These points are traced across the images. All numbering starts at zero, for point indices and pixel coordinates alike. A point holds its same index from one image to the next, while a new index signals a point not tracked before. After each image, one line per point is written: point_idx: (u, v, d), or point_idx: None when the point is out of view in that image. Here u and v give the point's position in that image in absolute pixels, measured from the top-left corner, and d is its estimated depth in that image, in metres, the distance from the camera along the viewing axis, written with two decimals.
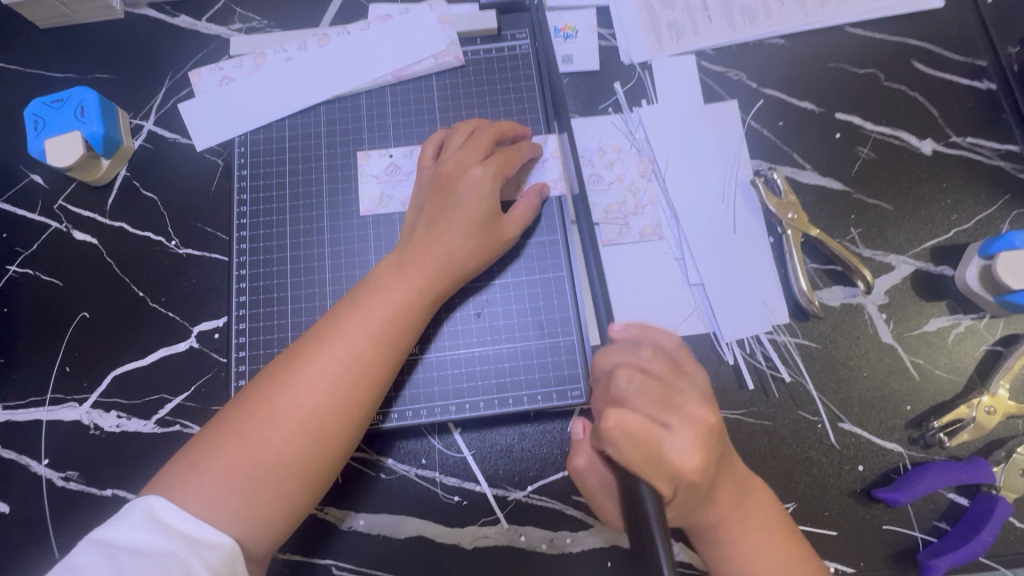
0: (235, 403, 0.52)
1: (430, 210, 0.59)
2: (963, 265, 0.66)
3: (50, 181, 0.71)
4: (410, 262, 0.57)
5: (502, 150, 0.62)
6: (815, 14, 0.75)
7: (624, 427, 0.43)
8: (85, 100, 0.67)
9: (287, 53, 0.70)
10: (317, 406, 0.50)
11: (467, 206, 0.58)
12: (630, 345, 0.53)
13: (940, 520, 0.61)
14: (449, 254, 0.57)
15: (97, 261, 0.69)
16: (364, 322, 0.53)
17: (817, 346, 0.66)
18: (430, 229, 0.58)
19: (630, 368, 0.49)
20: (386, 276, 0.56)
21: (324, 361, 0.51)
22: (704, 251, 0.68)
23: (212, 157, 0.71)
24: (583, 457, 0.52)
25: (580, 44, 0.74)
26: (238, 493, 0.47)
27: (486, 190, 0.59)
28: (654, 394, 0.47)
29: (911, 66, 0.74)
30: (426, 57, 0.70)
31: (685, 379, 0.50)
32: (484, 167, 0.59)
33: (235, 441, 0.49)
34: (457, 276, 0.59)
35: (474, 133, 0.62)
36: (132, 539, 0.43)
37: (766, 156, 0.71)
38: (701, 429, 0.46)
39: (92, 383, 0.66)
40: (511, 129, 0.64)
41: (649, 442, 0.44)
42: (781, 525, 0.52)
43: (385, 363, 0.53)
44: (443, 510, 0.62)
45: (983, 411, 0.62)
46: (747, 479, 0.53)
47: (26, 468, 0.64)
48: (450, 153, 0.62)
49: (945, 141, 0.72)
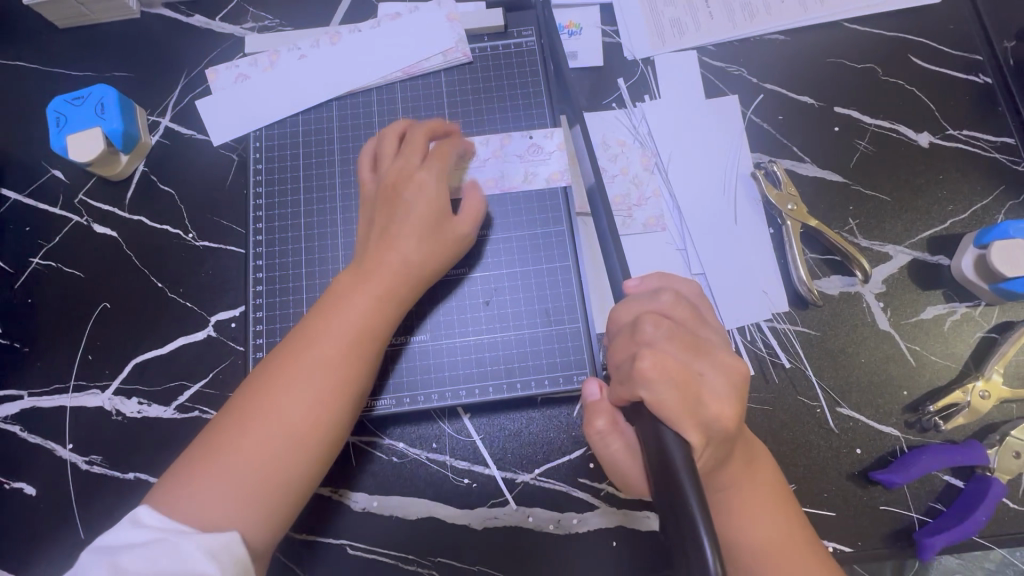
0: (210, 427, 0.51)
1: (380, 219, 0.60)
2: (959, 254, 0.68)
3: (70, 176, 0.73)
4: (370, 266, 0.57)
5: (435, 148, 0.62)
6: (815, 10, 0.77)
7: (661, 367, 0.46)
8: (105, 97, 0.69)
9: (300, 50, 0.72)
10: (302, 405, 0.51)
11: (419, 211, 0.59)
12: (650, 292, 0.53)
13: (936, 502, 0.63)
14: (405, 259, 0.57)
15: (117, 254, 0.71)
16: (333, 331, 0.53)
17: (816, 334, 0.67)
18: (383, 239, 0.58)
19: (655, 314, 0.50)
20: (351, 281, 0.57)
21: (300, 370, 0.52)
22: (706, 242, 0.70)
23: (228, 153, 0.73)
24: (604, 418, 0.53)
25: (584, 41, 0.76)
26: (235, 502, 0.48)
27: (432, 192, 0.59)
28: (682, 338, 0.49)
29: (909, 61, 0.76)
30: (435, 54, 0.72)
31: (707, 327, 0.52)
32: (427, 170, 0.60)
33: (217, 458, 0.49)
34: (417, 279, 0.59)
35: (404, 138, 0.63)
36: (128, 539, 0.44)
37: (767, 149, 0.73)
38: (727, 374, 0.49)
39: (113, 371, 0.68)
40: (440, 127, 0.65)
41: (685, 387, 0.46)
42: (776, 489, 0.54)
43: (358, 365, 0.54)
44: (453, 492, 0.64)
45: (977, 395, 0.64)
46: (755, 447, 0.55)
47: (50, 453, 0.66)
48: (387, 163, 0.62)
49: (942, 133, 0.73)
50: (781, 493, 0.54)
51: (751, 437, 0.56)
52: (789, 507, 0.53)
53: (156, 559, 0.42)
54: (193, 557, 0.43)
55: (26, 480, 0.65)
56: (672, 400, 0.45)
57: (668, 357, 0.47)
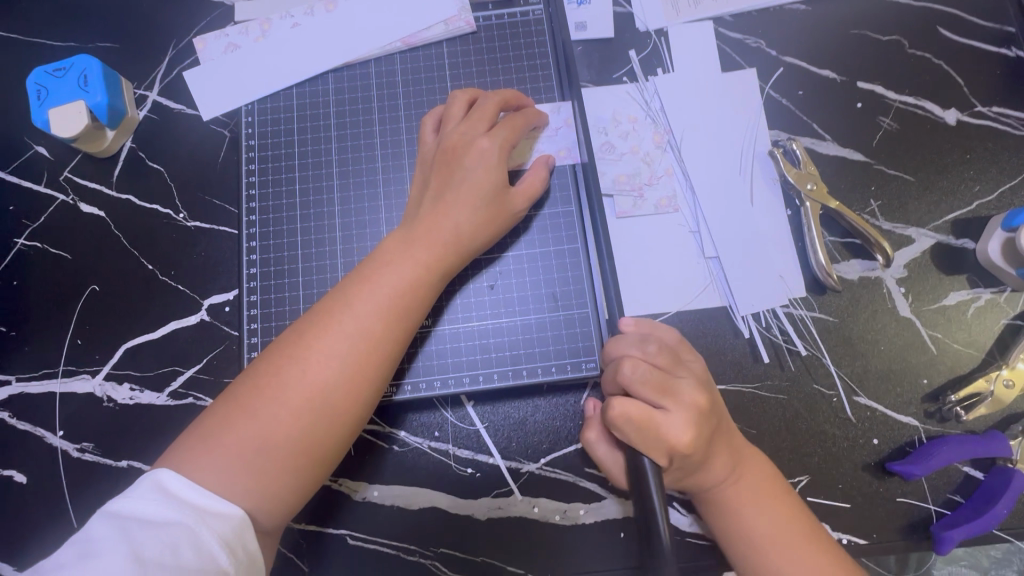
0: (246, 375, 0.51)
1: (436, 184, 0.57)
2: (985, 237, 0.65)
3: (55, 152, 0.70)
4: (417, 237, 0.55)
5: (505, 120, 0.59)
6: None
7: (625, 415, 0.48)
8: (88, 69, 0.66)
9: (294, 19, 0.68)
10: (327, 381, 0.50)
11: (475, 180, 0.56)
12: (637, 338, 0.53)
13: (954, 494, 0.61)
14: (457, 229, 0.56)
15: (105, 234, 0.68)
16: (371, 300, 0.52)
17: (834, 320, 0.65)
18: (436, 205, 0.56)
19: (635, 359, 0.51)
20: (394, 252, 0.55)
21: (327, 344, 0.51)
22: (721, 224, 0.67)
23: (218, 128, 0.69)
24: (593, 431, 0.57)
25: (594, 11, 0.71)
26: (250, 464, 0.47)
27: (493, 161, 0.57)
28: (654, 381, 0.49)
29: (936, 33, 0.71)
30: (437, 23, 0.68)
31: (684, 370, 0.52)
32: (491, 138, 0.57)
33: (245, 413, 0.49)
34: (465, 254, 0.57)
35: (474, 103, 0.59)
36: (144, 510, 0.43)
37: (786, 127, 0.70)
38: (694, 412, 0.49)
39: (104, 356, 0.66)
40: (514, 97, 0.61)
41: (646, 426, 0.48)
42: (771, 485, 0.53)
43: (394, 340, 0.53)
44: (456, 482, 0.62)
45: (1002, 385, 0.61)
46: (742, 447, 0.54)
47: (40, 440, 0.64)
48: (452, 126, 0.59)
49: (970, 110, 0.70)
50: (776, 485, 0.53)
51: (739, 437, 0.54)
52: (786, 502, 0.52)
53: (171, 546, 0.42)
54: (208, 548, 0.43)
55: (16, 467, 0.63)
56: (636, 441, 0.48)
57: (637, 402, 0.48)
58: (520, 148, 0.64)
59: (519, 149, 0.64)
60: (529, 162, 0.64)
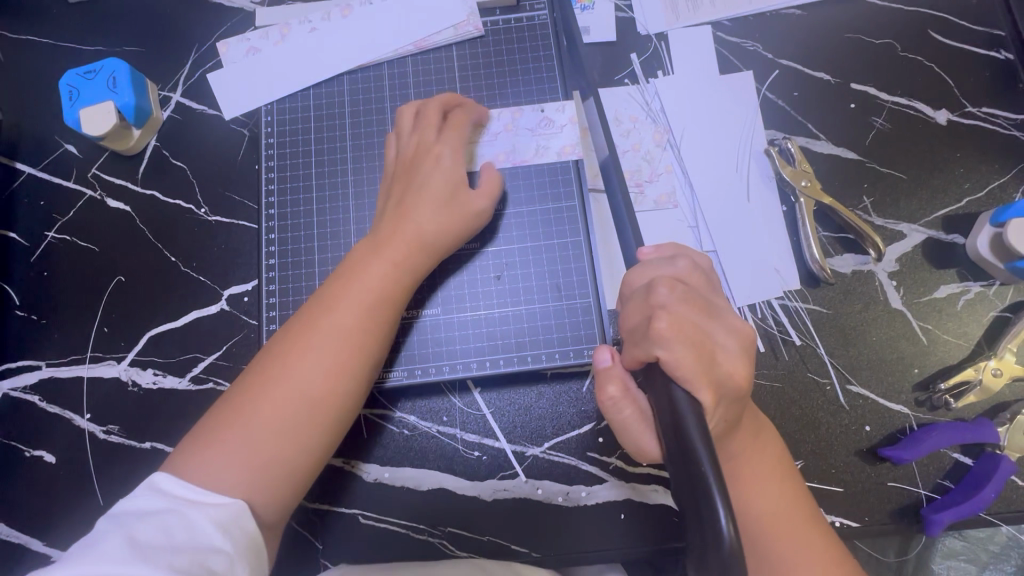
0: (232, 385, 0.54)
1: (398, 191, 0.61)
2: (975, 233, 0.68)
3: (84, 150, 0.73)
4: (384, 240, 0.59)
5: (450, 119, 0.63)
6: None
7: (676, 328, 0.47)
8: (117, 72, 0.70)
9: (311, 24, 0.72)
10: (311, 376, 0.53)
11: (435, 182, 0.60)
12: (665, 259, 0.54)
13: (944, 479, 0.63)
14: (420, 228, 0.59)
15: (131, 227, 0.72)
16: (344, 298, 0.55)
17: (827, 311, 0.67)
18: (398, 211, 0.60)
19: (669, 278, 0.50)
20: (363, 256, 0.58)
21: (306, 342, 0.54)
22: (719, 219, 0.70)
23: (239, 128, 0.73)
24: (616, 385, 0.51)
25: (597, 16, 0.75)
26: (247, 461, 0.50)
27: (445, 163, 0.60)
28: (691, 299, 0.49)
29: (927, 36, 0.74)
30: (447, 27, 0.71)
31: (718, 295, 0.53)
32: (441, 143, 0.61)
33: (236, 417, 0.51)
34: (432, 251, 0.60)
35: (419, 112, 0.63)
36: (142, 504, 0.46)
37: (781, 126, 0.72)
38: (740, 337, 0.50)
39: (129, 343, 0.69)
40: (454, 98, 0.65)
41: (699, 346, 0.47)
42: (778, 460, 0.54)
43: (372, 333, 0.55)
44: (463, 465, 0.65)
45: (989, 374, 0.63)
46: (759, 419, 0.55)
47: (69, 422, 0.67)
48: (405, 138, 0.63)
49: (960, 111, 0.72)
50: (783, 459, 0.54)
51: (755, 411, 0.56)
52: (791, 480, 0.54)
53: (166, 531, 0.45)
54: (205, 532, 0.46)
55: (45, 448, 0.67)
56: (689, 362, 0.45)
57: (684, 317, 0.48)
58: (467, 151, 0.67)
59: (466, 153, 0.66)
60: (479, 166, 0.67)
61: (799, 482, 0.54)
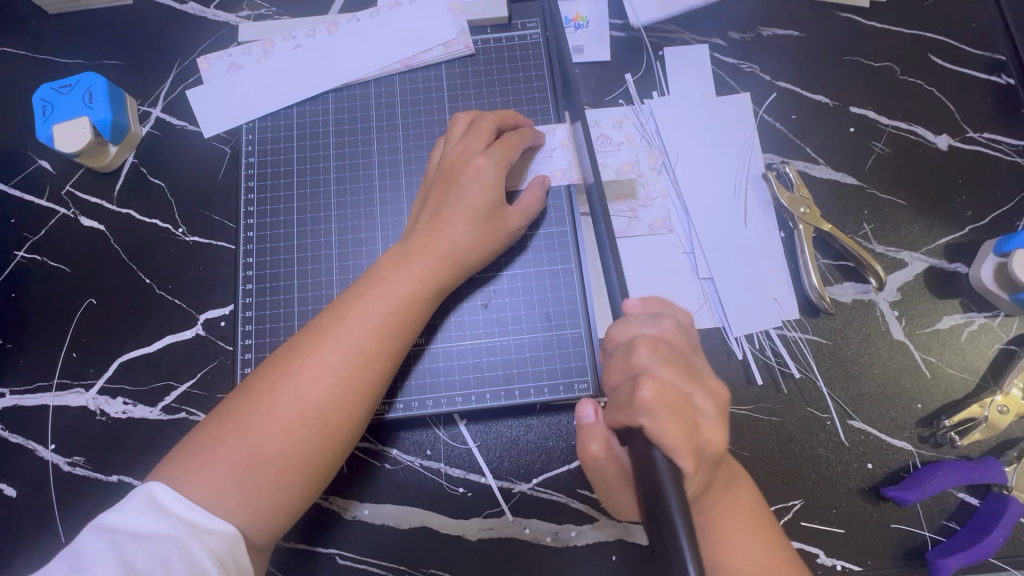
0: (240, 390, 0.51)
1: (434, 202, 0.58)
2: (978, 262, 0.66)
3: (58, 167, 0.71)
4: (413, 253, 0.56)
5: (502, 138, 0.60)
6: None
7: (661, 396, 0.43)
8: (93, 86, 0.67)
9: (296, 40, 0.70)
10: (321, 398, 0.50)
11: (471, 197, 0.57)
12: (649, 316, 0.51)
13: (950, 520, 0.61)
14: (453, 245, 0.56)
15: (105, 248, 0.69)
16: (366, 316, 0.52)
17: (827, 343, 0.65)
18: (432, 222, 0.57)
19: (651, 339, 0.48)
20: (390, 268, 0.55)
21: (322, 361, 0.51)
22: (716, 245, 0.67)
23: (220, 145, 0.71)
24: (599, 443, 0.48)
25: (591, 35, 0.73)
26: (242, 481, 0.47)
27: (489, 179, 0.57)
28: (674, 362, 0.47)
29: (926, 60, 0.73)
30: (436, 45, 0.69)
31: (698, 357, 0.51)
32: (487, 156, 0.57)
33: (237, 430, 0.49)
34: (460, 269, 0.57)
35: (474, 123, 0.60)
36: (137, 524, 0.43)
37: (779, 150, 0.71)
38: (719, 400, 0.48)
39: (99, 370, 0.66)
40: (511, 117, 0.62)
41: (682, 413, 0.44)
42: (756, 514, 0.51)
43: (386, 357, 0.53)
44: (447, 501, 0.62)
45: (996, 411, 0.61)
46: (732, 470, 0.53)
47: (32, 453, 0.64)
48: (452, 144, 0.60)
49: (962, 136, 0.70)
50: (760, 515, 0.52)
51: (728, 461, 0.53)
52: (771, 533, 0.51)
53: (161, 558, 0.42)
54: (199, 561, 0.43)
55: (5, 481, 0.63)
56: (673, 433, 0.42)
57: (666, 384, 0.45)
58: (517, 167, 0.64)
59: (515, 169, 0.64)
60: (524, 183, 0.64)
61: (779, 539, 0.51)
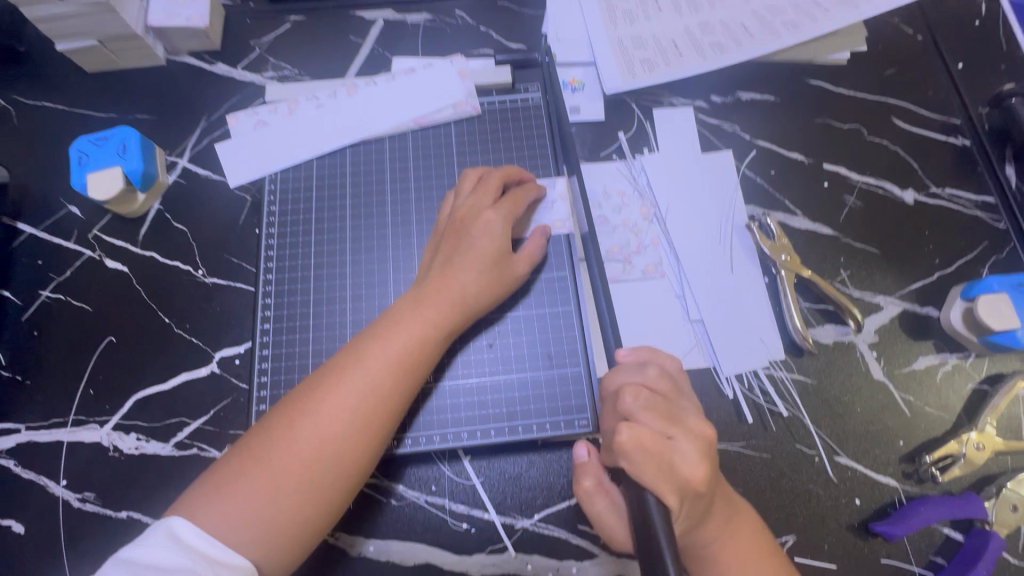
0: (260, 426, 0.54)
1: (445, 250, 0.63)
2: (947, 306, 0.71)
3: (86, 212, 0.75)
4: (426, 297, 0.60)
5: (509, 193, 0.66)
6: (784, 37, 0.80)
7: (637, 441, 0.50)
8: (127, 139, 0.72)
9: (319, 100, 0.76)
10: (337, 434, 0.53)
11: (480, 246, 0.62)
12: (636, 364, 0.57)
13: (936, 555, 0.63)
14: (463, 289, 0.60)
15: (127, 288, 0.73)
16: (382, 357, 0.56)
17: (812, 382, 0.69)
18: (444, 268, 0.61)
19: (636, 386, 0.54)
20: (404, 311, 0.59)
21: (339, 398, 0.54)
22: (705, 290, 0.72)
23: (241, 194, 0.76)
24: (592, 479, 0.58)
25: (587, 97, 0.80)
26: (260, 515, 0.49)
27: (497, 231, 0.62)
28: (659, 409, 0.53)
29: (890, 123, 0.81)
30: (446, 106, 0.76)
31: (686, 402, 0.56)
32: (496, 210, 0.63)
33: (257, 465, 0.51)
34: (468, 313, 0.61)
35: (482, 179, 0.66)
36: (156, 558, 0.46)
37: (760, 202, 0.77)
38: (703, 441, 0.53)
39: (114, 406, 0.68)
40: (516, 174, 0.68)
41: (660, 457, 0.50)
42: (762, 545, 0.56)
43: (399, 395, 0.56)
44: (451, 538, 0.63)
45: (972, 447, 0.65)
46: (732, 501, 0.57)
47: (43, 489, 0.65)
48: (462, 198, 0.65)
49: (926, 191, 0.77)
50: (765, 545, 0.56)
51: (729, 492, 0.58)
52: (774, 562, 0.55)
53: None
54: None
55: (15, 517, 0.64)
56: (653, 475, 0.49)
57: (644, 429, 0.51)
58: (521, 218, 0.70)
59: (520, 220, 0.69)
60: (528, 232, 0.69)
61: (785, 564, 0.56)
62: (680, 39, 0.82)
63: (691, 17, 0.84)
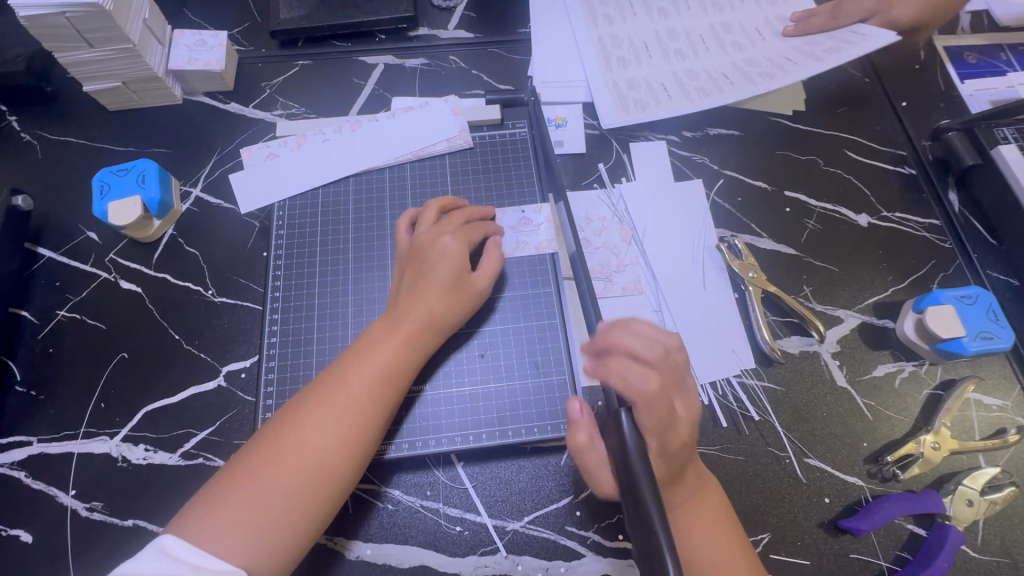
0: (248, 444, 0.58)
1: (410, 277, 0.68)
2: (901, 318, 0.77)
3: (104, 238, 0.81)
4: (397, 319, 0.65)
5: (466, 222, 0.72)
6: (760, 85, 0.89)
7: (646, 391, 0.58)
8: (146, 170, 0.78)
9: (326, 135, 0.84)
10: (321, 446, 0.57)
11: (441, 269, 0.67)
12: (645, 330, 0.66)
13: (902, 550, 0.67)
14: (430, 311, 0.65)
15: (140, 307, 0.77)
16: (360, 373, 0.61)
17: (781, 388, 0.74)
18: (411, 293, 0.67)
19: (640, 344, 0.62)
20: (378, 333, 0.64)
21: (322, 413, 0.58)
22: (680, 305, 0.78)
23: (250, 220, 0.82)
24: (584, 434, 0.62)
25: (569, 132, 0.88)
26: (251, 526, 0.53)
27: (453, 253, 0.68)
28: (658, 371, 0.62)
29: (843, 153, 0.89)
30: (441, 140, 0.83)
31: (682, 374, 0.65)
32: (452, 237, 0.69)
33: (246, 479, 0.55)
34: (439, 329, 0.66)
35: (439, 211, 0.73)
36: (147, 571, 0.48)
37: (728, 225, 0.84)
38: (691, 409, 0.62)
39: (124, 418, 0.72)
40: (477, 210, 0.75)
41: (661, 410, 0.58)
42: (726, 518, 0.61)
43: (379, 408, 0.60)
44: (444, 541, 0.66)
45: (929, 447, 0.70)
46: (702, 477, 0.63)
47: (52, 500, 0.68)
48: (423, 229, 0.71)
49: (878, 215, 0.85)
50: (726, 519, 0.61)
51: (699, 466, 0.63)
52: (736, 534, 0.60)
53: None
54: None
55: (24, 527, 0.66)
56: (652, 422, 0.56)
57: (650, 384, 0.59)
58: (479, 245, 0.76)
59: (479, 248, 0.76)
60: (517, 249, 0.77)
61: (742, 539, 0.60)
62: (669, 84, 0.91)
63: (678, 66, 0.92)
